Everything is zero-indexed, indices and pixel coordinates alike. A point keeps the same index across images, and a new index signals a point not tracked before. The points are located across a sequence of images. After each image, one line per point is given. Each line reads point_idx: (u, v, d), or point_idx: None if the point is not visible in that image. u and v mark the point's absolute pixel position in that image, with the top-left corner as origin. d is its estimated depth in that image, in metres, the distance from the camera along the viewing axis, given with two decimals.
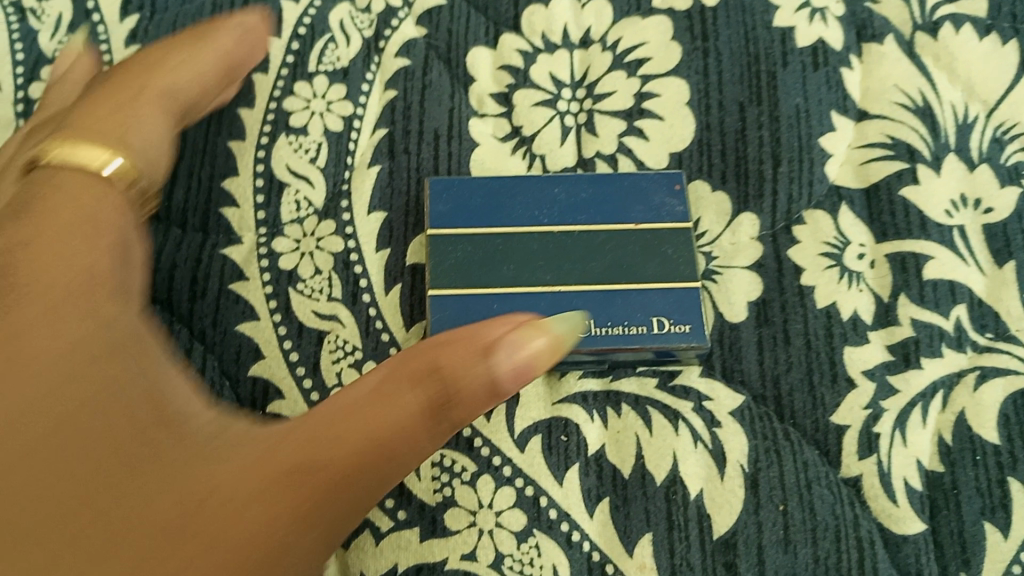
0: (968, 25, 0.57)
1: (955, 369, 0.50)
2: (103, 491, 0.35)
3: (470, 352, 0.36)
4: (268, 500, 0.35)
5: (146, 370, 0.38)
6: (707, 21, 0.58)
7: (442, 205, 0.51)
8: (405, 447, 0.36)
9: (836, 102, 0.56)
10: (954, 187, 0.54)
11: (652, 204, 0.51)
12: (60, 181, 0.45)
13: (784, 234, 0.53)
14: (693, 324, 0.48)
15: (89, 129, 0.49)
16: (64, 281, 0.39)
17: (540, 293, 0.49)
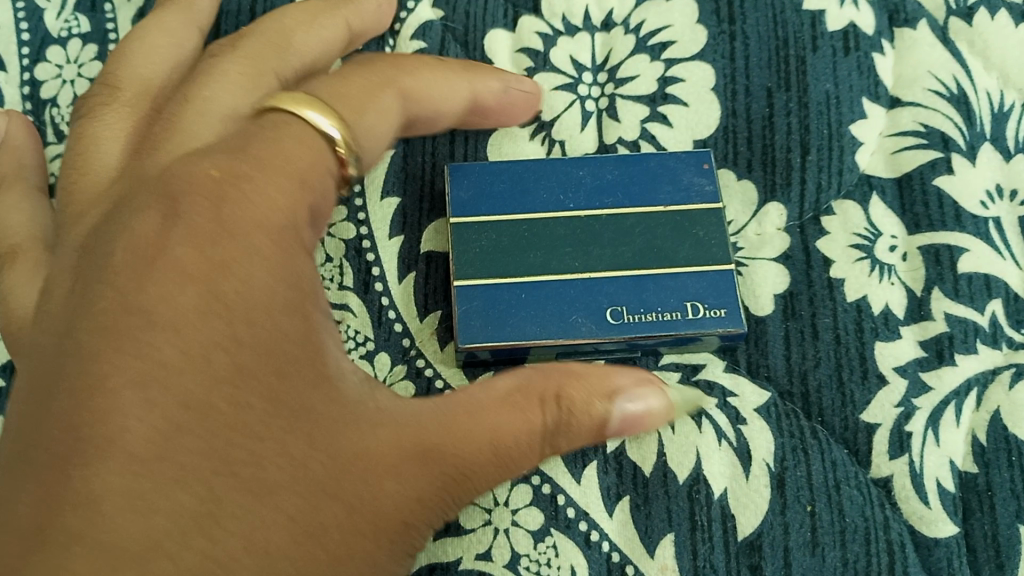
0: (1004, 10, 0.55)
1: (990, 366, 0.48)
2: (266, 449, 0.35)
3: (594, 390, 0.40)
4: (406, 478, 0.37)
5: (307, 324, 0.38)
6: (734, 3, 0.56)
7: (463, 193, 0.50)
8: (529, 451, 0.39)
9: (866, 88, 0.54)
10: (989, 178, 0.52)
11: (681, 183, 0.50)
12: (286, 138, 0.42)
13: (812, 225, 0.51)
14: (728, 307, 0.47)
15: (322, 98, 0.45)
16: (250, 229, 0.38)
17: (569, 279, 0.47)
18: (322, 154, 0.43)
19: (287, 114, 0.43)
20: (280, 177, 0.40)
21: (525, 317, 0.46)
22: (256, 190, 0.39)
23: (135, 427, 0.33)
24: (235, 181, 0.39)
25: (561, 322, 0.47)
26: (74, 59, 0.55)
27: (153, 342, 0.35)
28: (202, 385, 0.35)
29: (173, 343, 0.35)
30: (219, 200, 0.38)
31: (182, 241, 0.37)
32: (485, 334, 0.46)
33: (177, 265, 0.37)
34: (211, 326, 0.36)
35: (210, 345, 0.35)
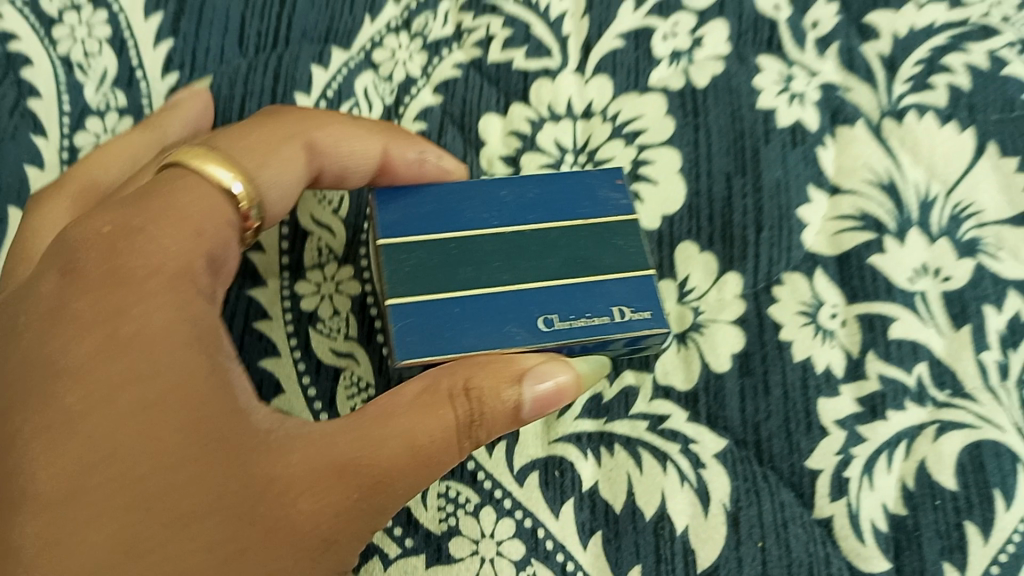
0: (930, 113, 0.64)
1: (917, 422, 0.55)
2: (170, 480, 0.42)
3: (499, 379, 0.45)
4: (323, 496, 0.44)
5: (207, 361, 0.44)
6: (698, 98, 0.65)
7: (393, 217, 0.52)
8: (447, 450, 0.45)
9: (812, 176, 0.62)
10: (918, 257, 0.59)
11: (599, 198, 0.54)
12: (184, 193, 0.50)
13: (764, 294, 0.58)
14: (654, 309, 0.50)
15: (229, 155, 0.53)
16: (145, 278, 0.45)
17: (501, 292, 0.50)
18: (218, 209, 0.51)
19: (190, 171, 0.51)
20: (172, 229, 0.48)
21: (458, 329, 0.48)
22: (150, 242, 0.47)
23: (54, 464, 0.42)
24: (127, 240, 0.47)
25: (496, 332, 0.49)
26: (111, 129, 0.62)
27: (65, 393, 0.43)
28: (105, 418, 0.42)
29: (78, 389, 0.43)
30: (113, 255, 0.46)
31: (84, 295, 0.45)
32: (418, 349, 0.48)
33: (78, 317, 0.45)
34: (109, 366, 0.43)
35: (108, 387, 0.43)
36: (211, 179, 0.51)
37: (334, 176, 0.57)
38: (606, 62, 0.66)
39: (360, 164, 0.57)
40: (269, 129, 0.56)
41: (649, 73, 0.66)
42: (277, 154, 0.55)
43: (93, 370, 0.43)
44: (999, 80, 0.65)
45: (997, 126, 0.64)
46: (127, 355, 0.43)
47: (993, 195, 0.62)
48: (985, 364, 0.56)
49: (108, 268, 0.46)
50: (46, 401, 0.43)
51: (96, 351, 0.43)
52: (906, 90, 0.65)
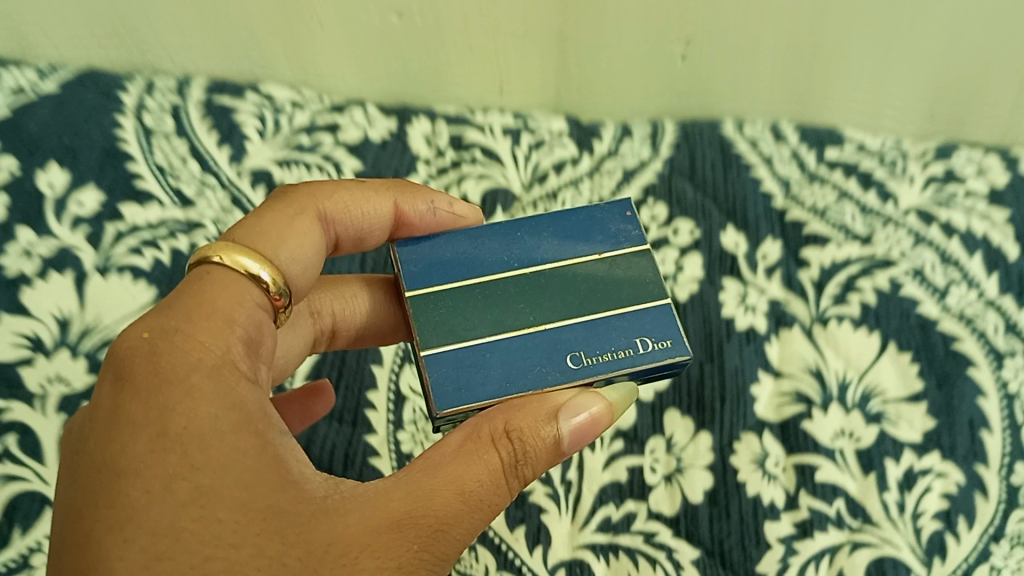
0: (847, 321, 0.90)
1: (837, 541, 0.77)
2: (234, 555, 0.45)
3: (536, 419, 0.53)
4: (382, 551, 0.48)
5: (260, 440, 0.49)
6: (680, 308, 0.92)
7: (427, 275, 0.60)
8: (497, 493, 0.53)
9: (761, 364, 0.87)
10: (837, 423, 0.83)
11: (611, 232, 0.63)
12: (212, 294, 0.54)
13: (728, 447, 0.82)
14: (672, 339, 0.58)
15: (250, 242, 0.60)
16: (189, 372, 0.49)
17: (530, 334, 0.58)
18: (248, 298, 0.56)
19: (219, 267, 0.57)
20: (205, 325, 0.52)
21: (490, 374, 0.56)
22: (186, 339, 0.51)
23: (121, 563, 0.43)
24: (165, 339, 0.51)
25: (528, 372, 0.56)
26: None
27: (124, 490, 0.45)
28: (169, 514, 0.45)
29: (135, 486, 0.45)
30: (156, 354, 0.50)
31: (135, 401, 0.48)
32: (457, 396, 0.55)
33: (130, 418, 0.47)
34: (165, 461, 0.46)
35: (168, 478, 0.45)
36: (239, 269, 0.57)
37: (353, 240, 0.68)
38: None
39: (373, 221, 0.68)
40: (281, 209, 0.64)
41: None
42: (292, 234, 0.62)
43: (147, 466, 0.45)
44: (898, 299, 0.91)
45: (896, 331, 0.89)
46: (177, 447, 0.46)
47: (894, 381, 0.86)
48: (886, 501, 0.79)
49: (152, 371, 0.49)
50: (108, 504, 0.45)
51: (151, 450, 0.46)
52: (829, 304, 0.91)
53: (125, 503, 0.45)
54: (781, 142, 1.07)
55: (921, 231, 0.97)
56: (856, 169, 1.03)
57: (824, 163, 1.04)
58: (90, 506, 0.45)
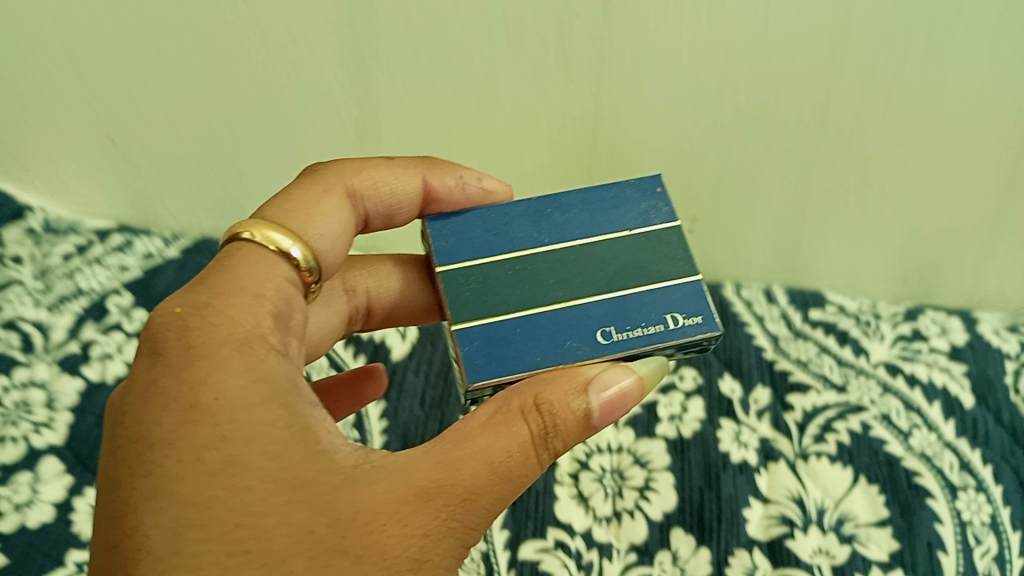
0: (825, 456, 1.08)
1: None
2: (262, 516, 0.50)
3: (563, 392, 0.56)
4: (402, 513, 0.52)
5: (287, 411, 0.53)
6: (685, 443, 1.10)
7: (463, 252, 0.66)
8: (527, 462, 0.55)
9: (753, 491, 1.05)
10: (816, 544, 1.00)
11: (639, 210, 0.69)
12: (246, 272, 0.61)
13: (723, 562, 0.99)
14: (703, 314, 0.64)
15: (282, 218, 0.68)
16: (219, 347, 0.54)
17: (561, 311, 0.64)
18: (279, 274, 0.63)
19: (252, 245, 0.64)
20: (235, 301, 0.58)
21: (520, 346, 0.62)
22: (217, 316, 0.56)
23: (155, 528, 0.48)
24: (196, 316, 0.56)
25: (561, 345, 0.62)
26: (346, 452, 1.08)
27: (162, 456, 0.50)
28: (200, 480, 0.50)
29: (170, 452, 0.50)
30: (191, 330, 0.55)
31: (169, 374, 0.53)
32: (491, 365, 0.61)
33: (165, 390, 0.53)
34: (197, 431, 0.51)
35: (199, 445, 0.51)
36: (269, 246, 0.64)
37: (382, 215, 0.76)
38: (632, 421, 1.13)
39: (403, 197, 0.76)
40: (310, 189, 0.72)
41: (657, 428, 1.12)
42: (321, 212, 0.70)
43: (182, 434, 0.51)
44: (869, 439, 1.09)
45: (866, 465, 1.07)
46: (211, 419, 0.51)
47: (864, 508, 1.03)
48: None
49: (185, 347, 0.54)
50: (146, 468, 0.50)
51: (183, 421, 0.51)
52: (810, 442, 1.09)
53: (163, 468, 0.50)
54: (772, 304, 1.27)
55: (888, 381, 1.16)
56: (836, 330, 1.23)
57: (808, 322, 1.25)
58: (130, 468, 0.51)
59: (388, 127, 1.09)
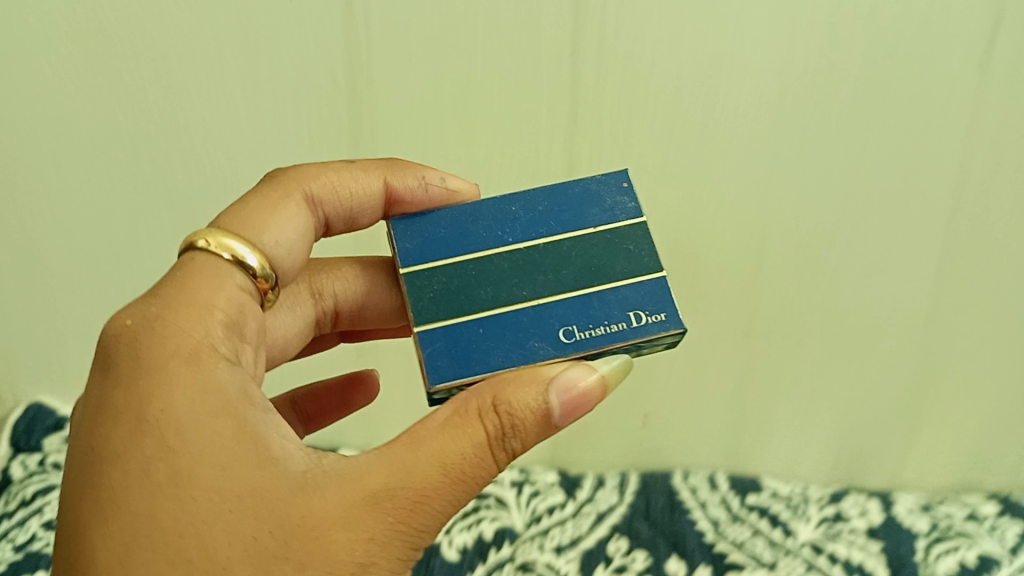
0: None
1: None
2: (214, 534, 0.34)
3: (523, 381, 0.39)
4: (365, 530, 0.36)
5: (239, 420, 0.37)
6: None
7: (403, 241, 0.44)
8: (480, 462, 0.39)
9: None
10: None
11: (606, 204, 0.45)
12: (195, 275, 0.41)
13: None
14: (669, 312, 0.42)
15: (231, 225, 0.45)
16: (163, 352, 0.38)
17: (521, 307, 0.42)
18: (231, 282, 0.42)
19: (204, 255, 0.42)
20: (179, 302, 0.40)
21: (487, 346, 0.41)
22: (162, 323, 0.39)
23: (99, 543, 0.34)
24: (142, 324, 0.39)
25: (517, 347, 0.41)
26: None
27: (100, 478, 0.35)
28: (144, 495, 0.35)
29: (113, 474, 0.35)
30: (133, 344, 0.38)
31: (106, 385, 0.37)
32: (453, 366, 0.40)
33: (108, 403, 0.37)
34: (138, 444, 0.35)
35: (142, 464, 0.35)
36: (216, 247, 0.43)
37: (343, 223, 0.50)
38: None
39: (371, 204, 0.50)
40: (267, 193, 0.47)
41: None
42: (280, 217, 0.46)
43: (124, 451, 0.35)
44: None
45: None
46: (157, 431, 0.36)
47: None
48: None
49: (127, 351, 0.38)
50: (80, 490, 0.35)
51: (126, 432, 0.36)
52: None
53: (99, 489, 0.35)
54: (715, 491, 0.88)
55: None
56: (767, 513, 0.85)
57: (747, 508, 0.86)
58: (66, 495, 0.36)
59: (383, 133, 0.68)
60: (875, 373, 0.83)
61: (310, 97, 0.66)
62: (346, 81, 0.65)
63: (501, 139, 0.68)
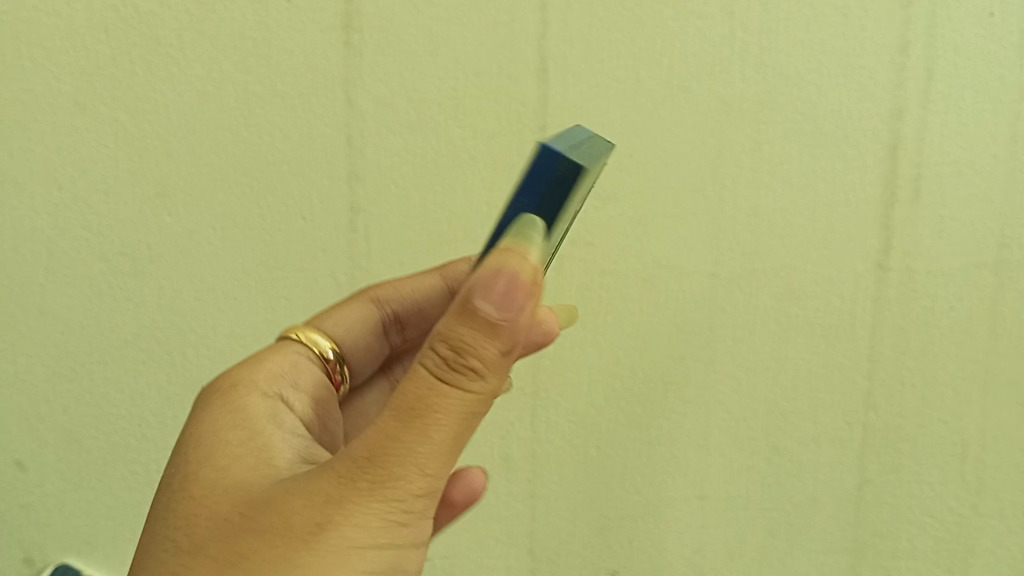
0: None
1: None
2: (230, 531, 0.38)
3: (457, 299, 0.36)
4: (320, 494, 0.37)
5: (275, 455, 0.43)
6: None
7: None
8: (432, 393, 0.36)
9: None
10: None
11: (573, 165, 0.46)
12: (272, 351, 0.55)
13: None
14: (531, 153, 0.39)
15: (322, 327, 0.59)
16: (235, 415, 0.47)
17: None
18: (296, 352, 0.56)
19: (291, 341, 0.57)
20: (257, 376, 0.51)
21: None
22: (239, 392, 0.49)
23: (163, 556, 0.39)
24: (226, 391, 0.49)
25: None
26: None
27: (172, 507, 0.42)
28: (195, 513, 0.40)
29: (178, 503, 0.41)
30: (215, 406, 0.48)
31: (190, 442, 0.46)
32: None
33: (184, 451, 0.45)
34: (196, 479, 0.42)
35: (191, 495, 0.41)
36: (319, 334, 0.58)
37: (417, 320, 0.62)
38: None
39: (437, 305, 0.61)
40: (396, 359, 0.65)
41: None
42: (344, 309, 0.60)
43: (186, 483, 0.42)
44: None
45: None
46: (211, 466, 0.42)
47: None
48: None
49: (212, 417, 0.47)
50: (158, 519, 0.42)
51: (188, 474, 0.43)
52: None
53: (167, 514, 0.41)
54: None
55: None
56: None
57: None
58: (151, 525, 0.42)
59: (371, 159, 0.66)
60: (972, 413, 0.70)
61: (310, 113, 0.65)
62: (343, 96, 0.65)
63: (503, 143, 0.66)
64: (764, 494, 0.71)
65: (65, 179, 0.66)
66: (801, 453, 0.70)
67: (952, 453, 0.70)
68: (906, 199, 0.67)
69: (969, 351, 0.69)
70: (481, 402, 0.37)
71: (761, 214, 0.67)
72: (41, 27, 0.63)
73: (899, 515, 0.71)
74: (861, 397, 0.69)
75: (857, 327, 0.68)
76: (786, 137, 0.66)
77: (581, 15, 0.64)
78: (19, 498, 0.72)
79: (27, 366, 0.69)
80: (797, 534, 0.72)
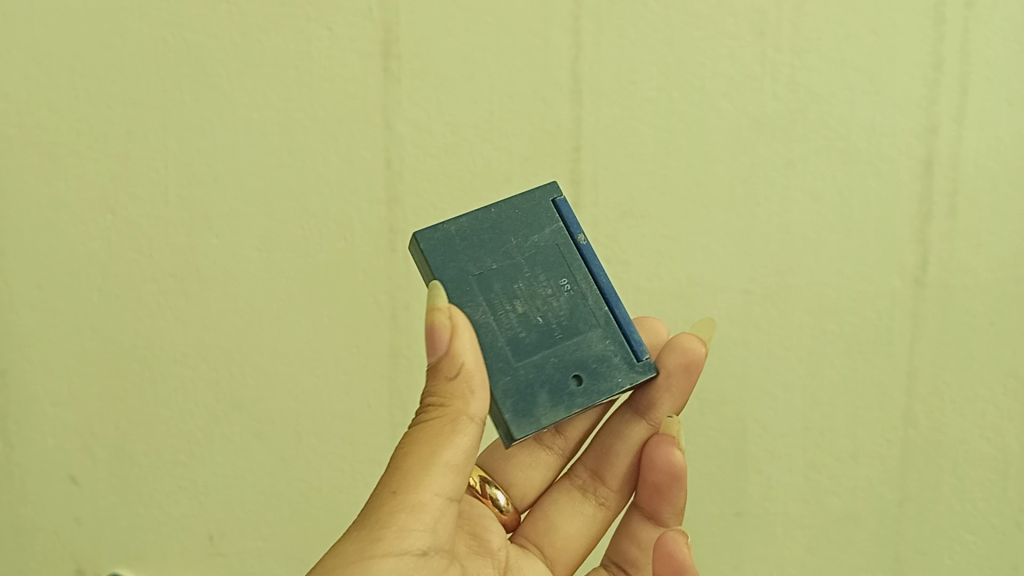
0: None
1: None
2: None
3: None
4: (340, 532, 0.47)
5: None
6: None
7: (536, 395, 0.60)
8: (411, 437, 0.47)
9: None
10: None
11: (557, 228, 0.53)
12: None
13: None
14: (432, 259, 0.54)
15: None
16: None
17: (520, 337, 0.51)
18: None
19: None
20: None
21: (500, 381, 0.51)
22: None
23: None
24: None
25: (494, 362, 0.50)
26: None
27: None
28: None
29: None
30: None
31: None
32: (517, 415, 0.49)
33: None
34: None
35: None
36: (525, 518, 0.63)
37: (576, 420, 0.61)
38: None
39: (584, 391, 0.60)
40: (570, 489, 0.60)
41: None
42: None
43: None
44: None
45: None
46: None
47: None
48: None
49: None
50: None
51: None
52: None
53: None
54: None
55: None
56: None
57: None
58: None
59: (409, 181, 0.68)
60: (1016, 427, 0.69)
61: (350, 138, 0.67)
62: (382, 120, 0.67)
63: (538, 163, 0.67)
64: (804, 511, 0.70)
65: (118, 204, 0.68)
66: (840, 470, 0.70)
67: (995, 469, 0.69)
68: (942, 212, 0.67)
69: (1013, 366, 0.68)
70: (444, 425, 0.46)
71: (794, 231, 0.67)
72: (96, 60, 0.66)
73: (941, 532, 0.70)
74: (900, 413, 0.69)
75: (895, 342, 0.68)
76: (818, 154, 0.67)
77: (612, 40, 0.66)
78: (69, 514, 0.72)
79: (81, 386, 0.70)
80: (838, 553, 0.70)
